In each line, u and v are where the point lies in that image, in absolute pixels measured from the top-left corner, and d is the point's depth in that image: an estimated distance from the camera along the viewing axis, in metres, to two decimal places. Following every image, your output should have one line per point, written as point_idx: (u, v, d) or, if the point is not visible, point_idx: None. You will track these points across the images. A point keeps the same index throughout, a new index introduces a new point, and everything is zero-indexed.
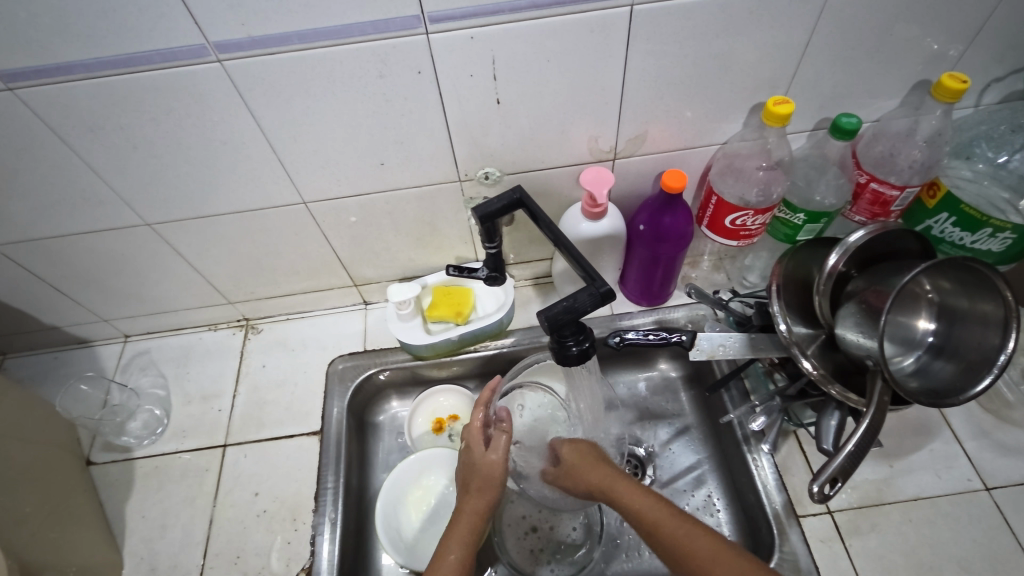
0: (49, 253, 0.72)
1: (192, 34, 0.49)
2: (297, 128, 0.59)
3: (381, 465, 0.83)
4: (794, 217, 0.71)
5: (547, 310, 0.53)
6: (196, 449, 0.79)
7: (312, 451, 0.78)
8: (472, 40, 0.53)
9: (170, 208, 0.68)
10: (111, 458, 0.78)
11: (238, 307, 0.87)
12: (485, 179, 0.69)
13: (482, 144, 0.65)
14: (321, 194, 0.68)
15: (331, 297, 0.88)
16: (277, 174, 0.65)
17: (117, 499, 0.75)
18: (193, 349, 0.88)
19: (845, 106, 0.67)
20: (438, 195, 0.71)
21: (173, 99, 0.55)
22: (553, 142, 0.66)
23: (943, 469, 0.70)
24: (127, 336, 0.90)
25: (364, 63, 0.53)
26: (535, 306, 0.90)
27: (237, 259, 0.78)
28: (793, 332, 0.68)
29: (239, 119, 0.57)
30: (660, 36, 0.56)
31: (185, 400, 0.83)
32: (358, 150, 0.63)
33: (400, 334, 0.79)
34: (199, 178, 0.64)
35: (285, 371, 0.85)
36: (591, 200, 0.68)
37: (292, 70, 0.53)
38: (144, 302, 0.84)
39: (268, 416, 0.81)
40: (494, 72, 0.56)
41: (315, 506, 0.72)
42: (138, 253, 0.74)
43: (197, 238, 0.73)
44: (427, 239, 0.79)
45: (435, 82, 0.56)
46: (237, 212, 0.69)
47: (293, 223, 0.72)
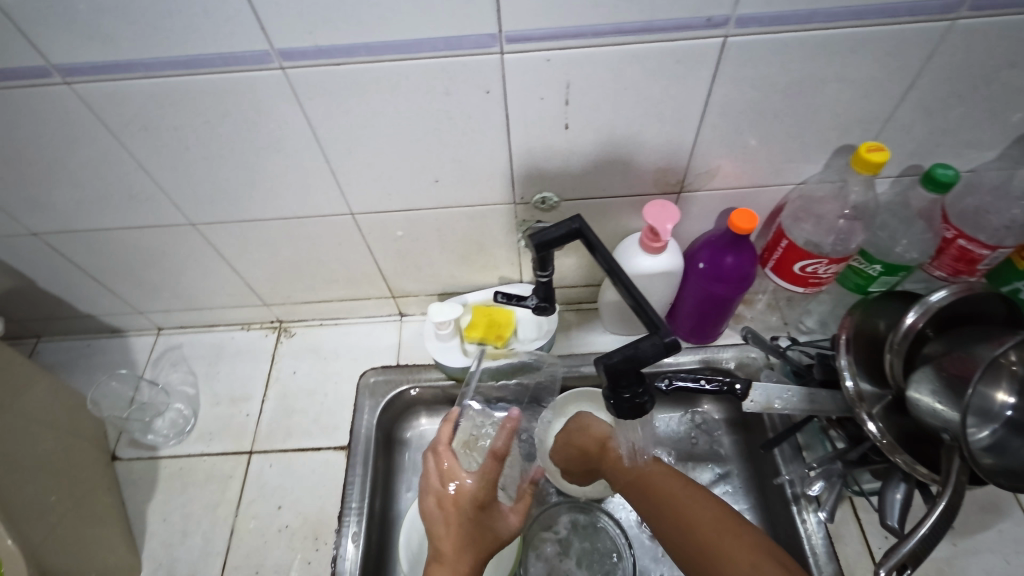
0: (92, 245, 0.71)
1: (256, 40, 0.47)
2: (354, 140, 0.57)
3: (406, 486, 0.80)
4: (869, 268, 0.66)
5: (606, 358, 0.49)
6: (221, 453, 0.77)
7: (338, 466, 0.75)
8: (547, 63, 0.50)
9: (215, 210, 0.66)
10: (136, 454, 0.77)
11: (273, 309, 0.86)
12: (541, 204, 0.65)
13: (543, 169, 0.61)
14: (370, 206, 0.66)
15: (367, 306, 0.86)
16: (327, 184, 0.62)
17: (140, 499, 0.74)
18: (224, 348, 0.87)
19: (938, 154, 0.62)
20: (490, 216, 0.68)
21: (230, 103, 0.52)
22: (619, 170, 0.62)
23: (1013, 553, 0.65)
24: (160, 329, 0.89)
25: (431, 79, 0.50)
26: (576, 333, 0.86)
27: (277, 263, 0.76)
28: (860, 390, 0.63)
29: (296, 127, 0.55)
30: (749, 70, 0.52)
31: (214, 401, 0.81)
32: (414, 166, 0.60)
33: (437, 354, 0.76)
34: (248, 183, 0.62)
35: (316, 379, 0.83)
36: (652, 233, 0.65)
37: (356, 82, 0.50)
38: (180, 297, 0.82)
39: (295, 426, 0.79)
40: (566, 97, 0.53)
41: (338, 527, 0.70)
42: (179, 251, 0.73)
43: (239, 240, 0.71)
44: (472, 257, 0.76)
45: (502, 103, 0.53)
46: (283, 218, 0.67)
47: (338, 232, 0.70)
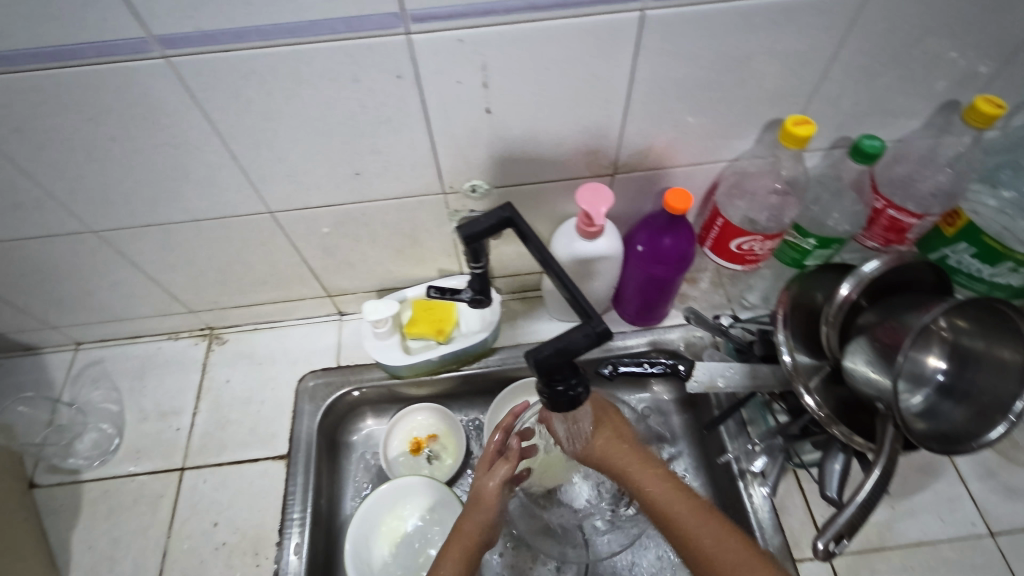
0: None
1: (131, 28, 0.42)
2: (260, 133, 0.52)
3: (353, 490, 0.77)
4: (804, 242, 0.66)
5: (536, 350, 0.47)
6: (151, 473, 0.72)
7: (278, 476, 0.72)
8: (460, 43, 0.46)
9: (117, 214, 0.60)
10: (56, 481, 0.72)
11: (201, 316, 0.80)
12: (472, 192, 0.62)
13: (470, 156, 0.58)
14: (289, 203, 0.61)
15: (303, 307, 0.82)
16: (238, 181, 0.58)
17: (62, 528, 0.69)
18: (151, 360, 0.81)
19: (865, 125, 0.62)
20: (420, 207, 0.65)
21: (112, 98, 0.47)
22: (549, 154, 0.60)
23: (947, 511, 0.67)
24: (78, 344, 0.83)
25: (336, 65, 0.47)
26: (522, 322, 0.84)
27: (198, 267, 0.71)
28: (798, 364, 0.63)
29: (192, 121, 0.50)
30: (672, 44, 0.50)
31: (141, 417, 0.76)
32: (330, 160, 0.56)
33: (376, 353, 0.73)
34: (149, 183, 0.57)
35: (251, 387, 0.79)
36: (587, 218, 0.63)
37: (252, 70, 0.46)
38: (95, 309, 0.76)
39: (230, 437, 0.75)
40: (485, 79, 0.50)
41: (279, 539, 0.67)
42: (85, 261, 0.67)
43: (151, 246, 0.66)
44: (408, 251, 0.72)
45: (417, 88, 0.50)
46: (196, 220, 0.62)
47: (259, 232, 0.65)
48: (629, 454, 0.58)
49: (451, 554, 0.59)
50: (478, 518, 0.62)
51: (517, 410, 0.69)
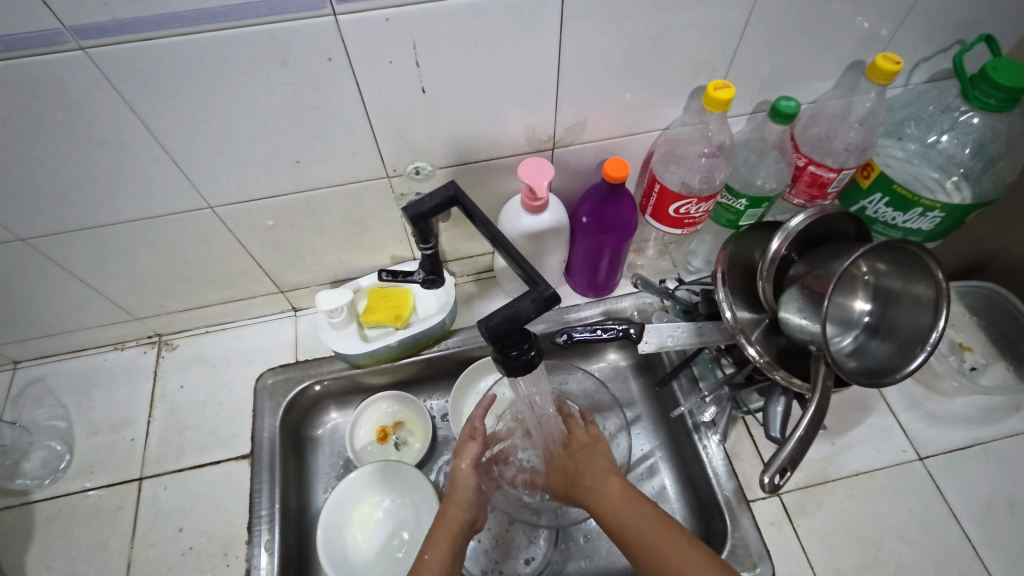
0: None
1: (41, 19, 0.41)
2: (191, 124, 0.51)
3: (322, 483, 0.77)
4: (736, 203, 0.70)
5: (487, 318, 0.48)
6: (107, 486, 0.70)
7: (242, 476, 0.71)
8: (387, 23, 0.47)
9: (46, 219, 0.58)
10: (4, 504, 0.69)
11: (147, 323, 0.78)
12: (416, 174, 0.63)
13: (409, 138, 0.59)
14: (229, 196, 0.61)
15: (255, 305, 0.81)
16: (173, 176, 0.57)
17: (15, 551, 0.66)
18: (97, 373, 0.79)
19: (782, 88, 0.66)
20: (365, 193, 0.65)
21: (29, 95, 0.46)
22: (488, 131, 0.61)
23: (881, 442, 0.73)
24: (16, 363, 0.79)
25: (264, 50, 0.46)
26: (478, 303, 0.86)
27: (139, 271, 0.69)
28: (739, 319, 0.67)
29: (118, 115, 0.49)
30: (595, 16, 0.52)
31: (91, 431, 0.74)
32: (269, 149, 0.56)
33: (333, 344, 0.73)
34: (78, 184, 0.55)
35: (207, 390, 0.77)
36: (531, 192, 0.64)
37: (176, 59, 0.45)
38: (30, 324, 0.73)
39: (189, 442, 0.73)
40: (417, 58, 0.51)
41: (248, 537, 0.66)
42: (15, 272, 0.64)
43: (86, 251, 0.64)
44: (357, 239, 0.72)
45: (349, 70, 0.50)
46: (133, 220, 0.61)
47: (201, 229, 0.64)
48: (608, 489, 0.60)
49: (440, 537, 0.60)
50: (456, 503, 0.64)
51: (484, 402, 0.73)
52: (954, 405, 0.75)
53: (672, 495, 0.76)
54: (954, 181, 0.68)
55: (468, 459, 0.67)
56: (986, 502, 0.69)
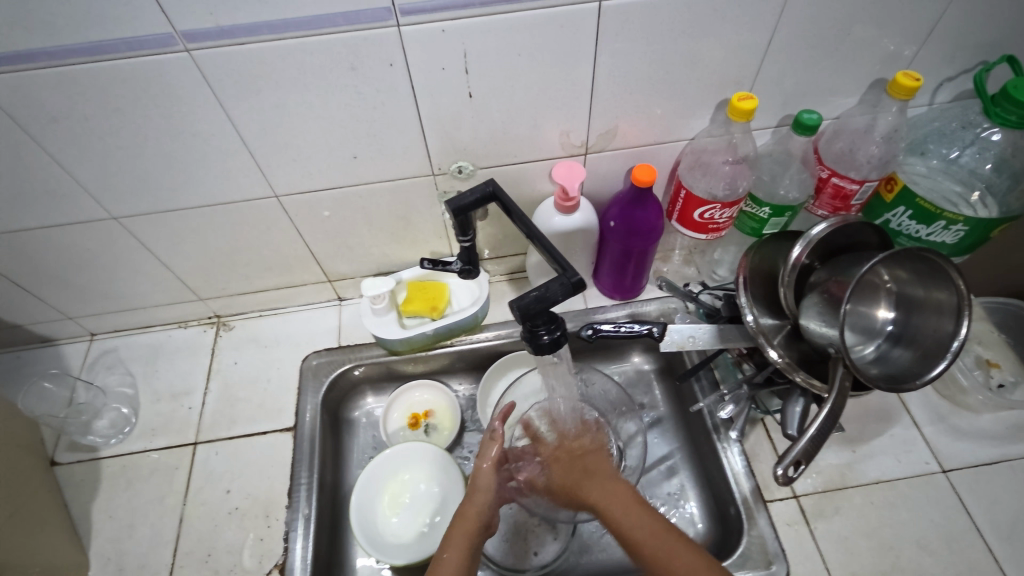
0: (12, 247, 0.69)
1: (159, 23, 0.49)
2: (268, 120, 0.59)
3: (355, 462, 0.82)
4: (759, 211, 0.74)
5: (518, 297, 0.53)
6: (165, 448, 0.77)
7: (286, 446, 0.77)
8: (443, 34, 0.54)
9: (139, 201, 0.67)
10: (76, 458, 0.76)
11: (209, 304, 0.86)
12: (458, 173, 0.69)
13: (455, 138, 0.65)
14: (294, 187, 0.68)
15: (305, 293, 0.88)
16: (249, 166, 0.64)
17: (83, 500, 0.73)
18: (162, 346, 0.87)
19: (806, 103, 0.69)
20: (412, 189, 0.71)
21: (140, 89, 0.54)
22: (526, 135, 0.67)
23: (903, 453, 0.73)
24: (93, 335, 0.88)
25: (337, 55, 0.54)
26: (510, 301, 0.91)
27: (209, 254, 0.77)
28: (760, 323, 0.69)
29: (210, 110, 0.57)
30: (629, 33, 0.57)
31: (154, 398, 0.82)
32: (331, 144, 0.63)
33: (374, 328, 0.79)
34: (169, 170, 0.63)
35: (257, 368, 0.84)
36: (564, 193, 0.70)
37: (262, 62, 0.53)
38: (110, 299, 0.82)
39: (240, 413, 0.80)
40: (466, 66, 0.57)
41: (289, 501, 0.72)
42: (102, 248, 0.72)
43: (167, 232, 0.72)
44: (401, 234, 0.79)
45: (407, 75, 0.57)
46: (210, 205, 0.69)
47: (266, 217, 0.72)
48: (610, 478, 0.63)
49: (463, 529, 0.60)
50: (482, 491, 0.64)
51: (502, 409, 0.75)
52: (980, 420, 0.75)
53: (691, 494, 0.77)
54: (978, 196, 0.70)
55: (490, 460, 0.66)
56: (1012, 518, 0.68)
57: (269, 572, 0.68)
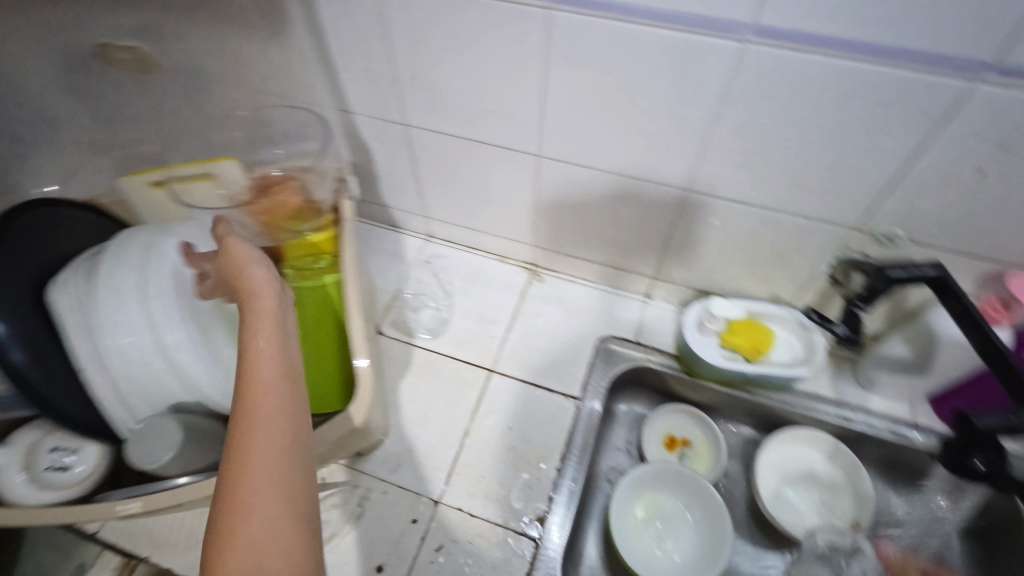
0: (440, 147, 0.78)
1: (742, 12, 0.49)
2: (753, 122, 0.58)
3: (609, 451, 0.85)
4: None
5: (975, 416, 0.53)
6: (466, 361, 0.84)
7: (566, 411, 0.79)
8: (1017, 104, 0.47)
9: (567, 152, 0.70)
10: (396, 335, 0.87)
11: (537, 252, 0.91)
12: (884, 239, 0.64)
13: (914, 206, 0.59)
14: (710, 188, 0.67)
15: (623, 278, 0.89)
16: (689, 158, 0.64)
17: (393, 374, 0.83)
18: (481, 272, 0.94)
19: None
20: (819, 232, 0.67)
21: (668, 60, 0.55)
22: (995, 232, 0.58)
23: None
24: (430, 238, 0.98)
25: (879, 90, 0.51)
26: (822, 374, 0.83)
27: (577, 213, 0.80)
28: None
29: (706, 99, 0.57)
30: None
31: (467, 314, 0.89)
32: (786, 164, 0.60)
33: (693, 344, 0.78)
34: (618, 134, 0.65)
35: (558, 327, 0.88)
36: (1001, 306, 0.61)
37: (801, 71, 0.52)
38: (469, 216, 0.90)
39: (534, 361, 0.84)
40: (1007, 143, 0.50)
41: (560, 464, 0.74)
42: (503, 174, 0.79)
43: (562, 181, 0.76)
44: (760, 266, 0.76)
45: (933, 130, 0.52)
46: (620, 175, 0.71)
47: (657, 203, 0.73)
48: None
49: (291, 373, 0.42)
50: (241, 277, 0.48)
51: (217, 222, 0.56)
52: None
53: None
54: None
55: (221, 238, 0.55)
56: None
57: (530, 521, 0.70)
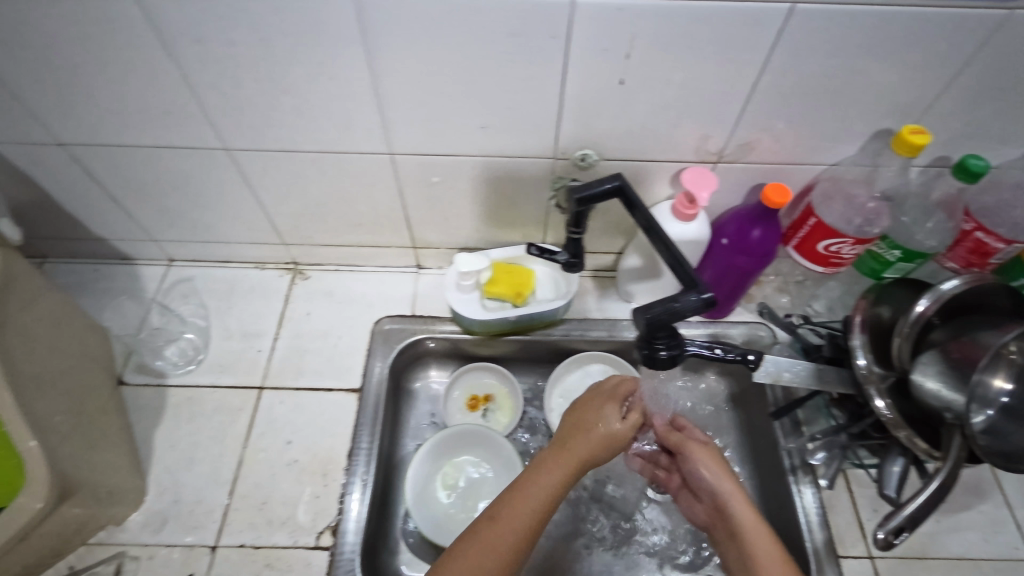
0: (118, 160, 0.68)
1: None
2: (410, 73, 0.55)
3: (411, 432, 0.81)
4: (888, 253, 0.69)
5: (645, 310, 0.51)
6: (231, 386, 0.76)
7: (348, 407, 0.76)
8: (618, 12, 0.49)
9: (254, 140, 0.64)
10: (144, 381, 0.76)
11: (290, 249, 0.84)
12: (580, 161, 0.66)
13: (590, 125, 0.61)
14: (410, 147, 0.64)
15: (387, 255, 0.85)
16: (373, 121, 0.61)
17: (147, 424, 0.73)
18: (237, 284, 0.85)
19: (970, 147, 0.63)
20: (528, 169, 0.68)
21: (292, 20, 0.50)
22: (662, 134, 0.62)
23: (993, 534, 0.70)
24: (171, 261, 0.87)
25: (501, 18, 0.50)
26: (591, 299, 0.87)
27: (304, 201, 0.74)
28: (870, 370, 0.64)
29: (353, 57, 0.54)
30: (811, 39, 0.52)
31: (225, 335, 0.81)
32: (463, 109, 0.59)
33: (455, 304, 0.77)
34: (292, 110, 0.60)
35: (330, 322, 0.83)
36: (688, 200, 0.65)
37: (422, 10, 0.49)
38: (198, 229, 0.80)
39: (307, 365, 0.79)
40: (629, 50, 0.53)
41: (347, 465, 0.71)
42: (205, 176, 0.70)
43: (269, 171, 0.69)
44: (499, 212, 0.75)
45: (565, 50, 0.53)
46: (320, 152, 0.66)
47: (373, 173, 0.69)
48: (715, 465, 0.61)
49: None
50: None
51: None
52: None
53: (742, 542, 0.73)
54: None
55: None
56: None
57: (321, 533, 0.67)
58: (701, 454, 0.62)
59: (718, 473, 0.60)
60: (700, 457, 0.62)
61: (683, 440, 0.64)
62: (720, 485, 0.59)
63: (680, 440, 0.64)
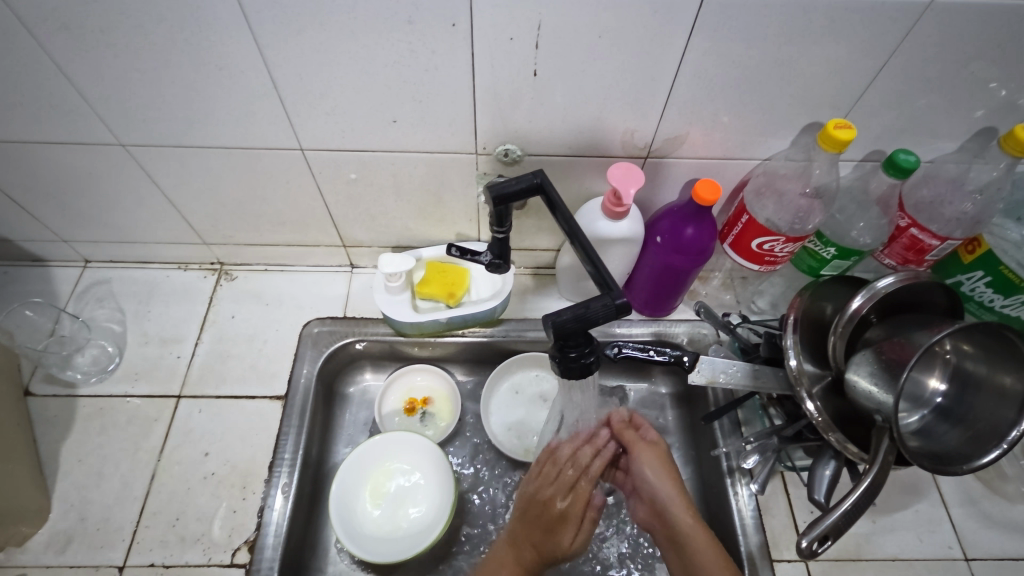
0: (7, 157, 0.63)
1: None
2: (306, 65, 0.51)
3: (344, 439, 0.77)
4: (823, 250, 0.67)
5: (555, 316, 0.48)
6: (147, 396, 0.73)
7: (272, 415, 0.72)
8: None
9: (151, 135, 0.60)
10: (52, 392, 0.72)
11: (213, 250, 0.80)
12: (503, 156, 0.62)
13: (508, 119, 0.58)
14: (320, 142, 0.61)
15: (316, 254, 0.82)
16: (277, 115, 0.57)
17: (54, 438, 0.69)
18: (157, 287, 0.81)
19: (902, 141, 0.61)
20: (449, 165, 0.64)
21: (166, 6, 0.46)
22: (586, 127, 0.59)
23: (926, 532, 0.70)
24: (87, 262, 0.82)
25: (394, 4, 0.46)
26: (531, 298, 0.84)
27: (219, 200, 0.70)
28: (802, 370, 0.61)
29: (242, 47, 0.50)
30: (730, 29, 0.49)
31: (142, 340, 0.77)
32: (369, 104, 0.55)
33: (385, 307, 0.73)
34: (186, 102, 0.56)
35: (255, 326, 0.79)
36: (615, 197, 0.63)
37: None
38: (110, 229, 0.76)
39: (230, 371, 0.75)
40: (537, 40, 0.49)
41: (268, 476, 0.67)
42: (106, 174, 0.66)
43: (174, 168, 0.65)
44: (427, 210, 0.72)
45: (469, 39, 0.49)
46: (225, 148, 0.62)
47: (286, 171, 0.65)
48: (666, 475, 0.64)
49: None
50: None
51: None
52: (1013, 510, 0.71)
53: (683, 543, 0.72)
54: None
55: None
56: None
57: (237, 549, 0.64)
58: (651, 458, 0.65)
59: (665, 478, 0.64)
60: (650, 460, 0.65)
61: (634, 440, 0.68)
62: (674, 494, 0.63)
63: (633, 443, 0.68)
